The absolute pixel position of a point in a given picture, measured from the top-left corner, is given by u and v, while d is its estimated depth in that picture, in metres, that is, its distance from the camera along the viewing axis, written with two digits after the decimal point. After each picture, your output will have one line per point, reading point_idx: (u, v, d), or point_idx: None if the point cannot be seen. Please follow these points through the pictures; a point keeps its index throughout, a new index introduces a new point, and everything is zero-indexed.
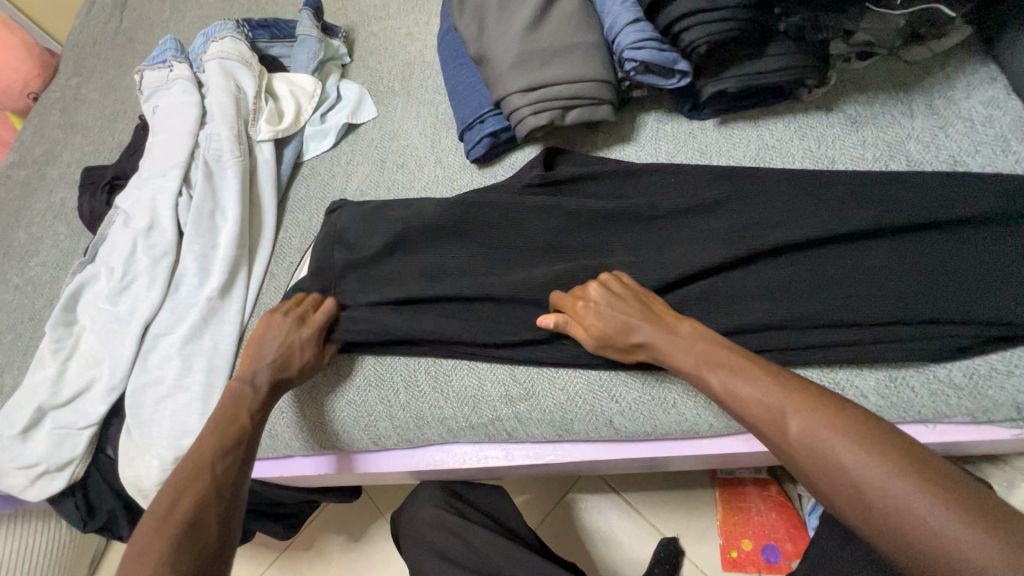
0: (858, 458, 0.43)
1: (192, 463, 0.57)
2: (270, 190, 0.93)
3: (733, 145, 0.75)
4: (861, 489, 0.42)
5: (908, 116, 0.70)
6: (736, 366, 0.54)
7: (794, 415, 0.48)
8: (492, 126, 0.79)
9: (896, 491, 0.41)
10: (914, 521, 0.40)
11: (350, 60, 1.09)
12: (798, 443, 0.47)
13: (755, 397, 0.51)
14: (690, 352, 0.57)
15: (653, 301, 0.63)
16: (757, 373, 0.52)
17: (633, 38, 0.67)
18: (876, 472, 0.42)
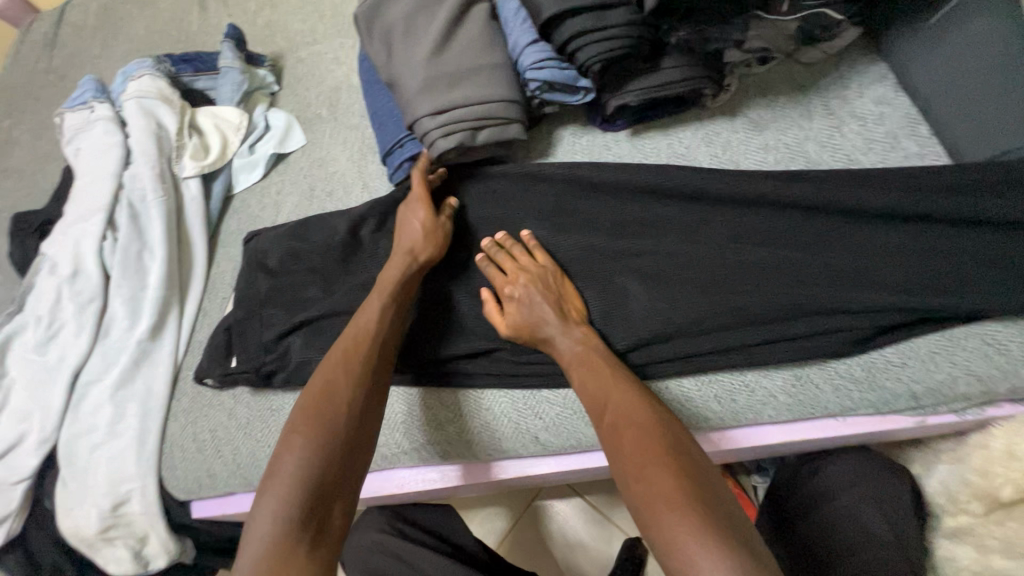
0: (659, 481, 0.47)
1: (313, 414, 0.57)
2: (199, 227, 0.93)
3: (644, 155, 0.77)
4: (651, 511, 0.46)
5: (807, 117, 0.72)
6: (591, 367, 0.59)
7: (638, 437, 0.51)
8: (410, 150, 0.80)
9: (670, 519, 0.44)
10: (675, 549, 0.43)
11: (279, 88, 1.09)
12: (626, 461, 0.50)
13: (615, 411, 0.54)
14: (571, 359, 0.61)
15: (570, 295, 0.66)
16: (631, 393, 0.55)
17: (533, 59, 0.70)
18: (666, 504, 0.45)
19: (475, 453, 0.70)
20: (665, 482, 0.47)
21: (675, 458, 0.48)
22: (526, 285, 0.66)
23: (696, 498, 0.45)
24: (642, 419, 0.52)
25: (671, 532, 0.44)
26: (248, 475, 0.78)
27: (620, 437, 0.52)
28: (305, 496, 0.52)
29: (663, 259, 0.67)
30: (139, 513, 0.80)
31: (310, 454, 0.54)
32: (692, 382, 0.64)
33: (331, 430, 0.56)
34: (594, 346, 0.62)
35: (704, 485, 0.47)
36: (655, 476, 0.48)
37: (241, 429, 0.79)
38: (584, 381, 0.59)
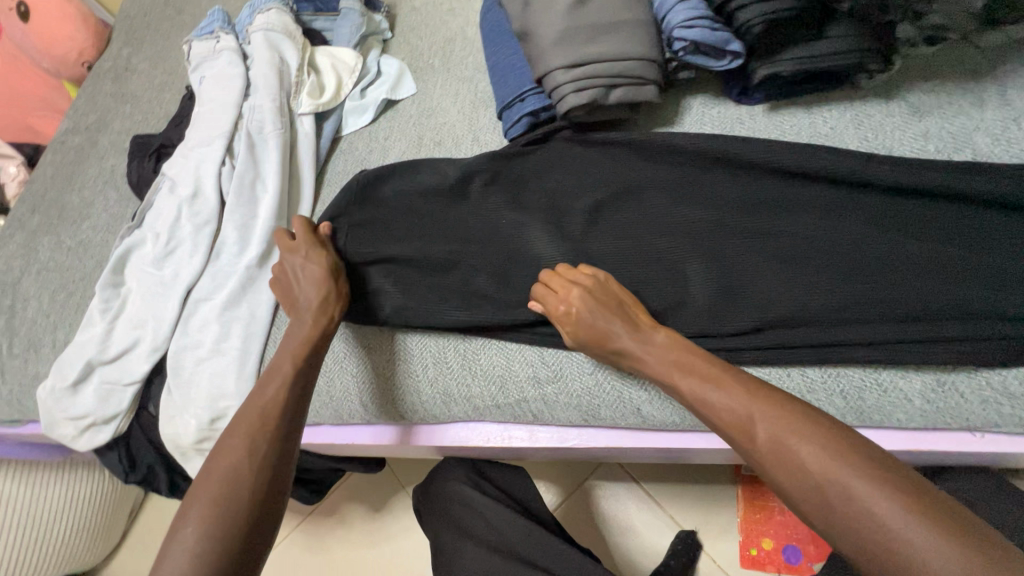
0: (875, 500, 0.42)
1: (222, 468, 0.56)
2: (308, 164, 0.94)
3: (782, 132, 0.72)
4: (883, 535, 0.41)
5: (978, 106, 0.66)
6: (707, 374, 0.56)
7: (817, 451, 0.46)
8: (532, 105, 0.78)
9: (916, 543, 0.40)
10: None
11: (391, 35, 1.09)
12: (819, 485, 0.45)
13: (773, 431, 0.49)
14: (675, 369, 0.58)
15: (629, 300, 0.64)
16: (775, 408, 0.50)
17: (683, 17, 0.66)
18: (893, 519, 0.41)
19: (474, 410, 0.74)
20: (880, 500, 0.42)
21: (872, 466, 0.44)
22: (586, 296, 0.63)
23: (920, 505, 0.42)
24: (803, 430, 0.48)
25: (920, 558, 0.39)
26: (338, 407, 0.79)
27: (788, 458, 0.47)
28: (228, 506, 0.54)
29: (798, 242, 0.63)
30: None
31: (243, 465, 0.57)
32: (817, 373, 0.61)
33: (242, 437, 0.59)
34: (689, 349, 0.59)
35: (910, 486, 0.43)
36: (865, 495, 0.43)
37: (335, 362, 0.80)
38: (710, 395, 0.54)
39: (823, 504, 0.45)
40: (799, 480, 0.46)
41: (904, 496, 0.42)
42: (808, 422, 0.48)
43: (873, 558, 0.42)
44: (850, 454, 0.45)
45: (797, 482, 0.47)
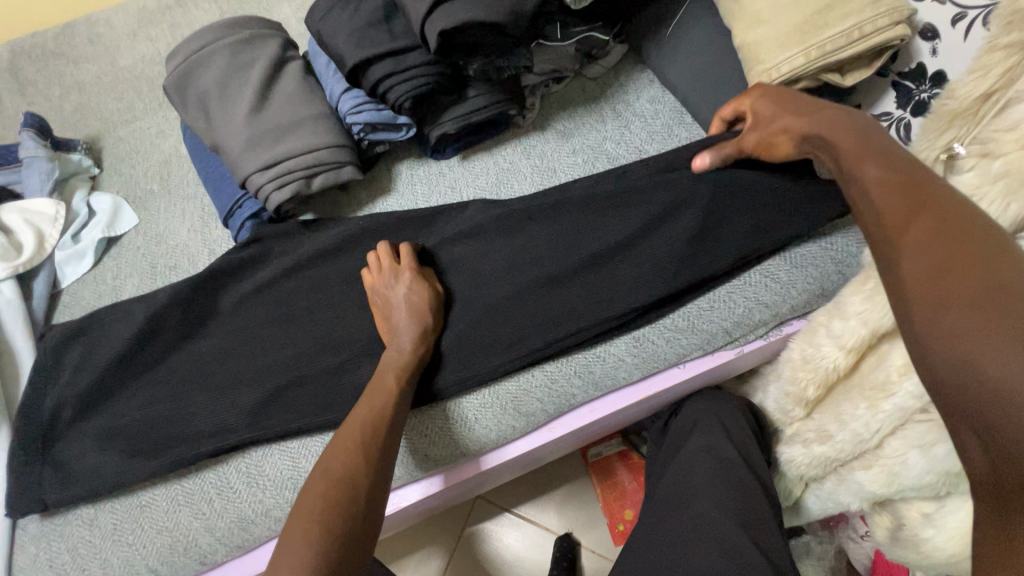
0: (985, 337, 0.37)
1: (332, 471, 0.55)
2: (22, 332, 0.84)
3: (476, 176, 0.84)
4: (973, 362, 0.37)
5: (602, 121, 0.84)
6: (874, 164, 0.48)
7: (953, 240, 0.41)
8: (250, 209, 0.80)
9: (1002, 368, 0.36)
10: (1003, 399, 0.35)
11: (99, 170, 1.03)
12: (949, 271, 0.40)
13: (938, 215, 0.43)
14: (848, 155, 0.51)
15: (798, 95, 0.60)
16: (938, 202, 0.43)
17: (351, 104, 0.75)
18: (986, 338, 0.37)
19: (276, 522, 0.70)
20: (970, 332, 0.37)
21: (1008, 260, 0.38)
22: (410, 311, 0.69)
23: (1021, 331, 0.36)
24: (934, 238, 0.42)
25: (1005, 385, 0.35)
26: None
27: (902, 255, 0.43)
28: (341, 514, 0.52)
29: (506, 261, 0.74)
30: None
31: (343, 471, 0.55)
32: (554, 365, 0.71)
33: (343, 445, 0.58)
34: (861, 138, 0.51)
35: (1013, 280, 0.37)
36: (959, 332, 0.38)
37: (108, 538, 0.71)
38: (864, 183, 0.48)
39: (908, 308, 0.42)
40: (916, 276, 0.42)
41: (1002, 330, 0.36)
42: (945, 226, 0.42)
43: (959, 391, 0.38)
44: (945, 247, 0.41)
45: (914, 274, 0.42)
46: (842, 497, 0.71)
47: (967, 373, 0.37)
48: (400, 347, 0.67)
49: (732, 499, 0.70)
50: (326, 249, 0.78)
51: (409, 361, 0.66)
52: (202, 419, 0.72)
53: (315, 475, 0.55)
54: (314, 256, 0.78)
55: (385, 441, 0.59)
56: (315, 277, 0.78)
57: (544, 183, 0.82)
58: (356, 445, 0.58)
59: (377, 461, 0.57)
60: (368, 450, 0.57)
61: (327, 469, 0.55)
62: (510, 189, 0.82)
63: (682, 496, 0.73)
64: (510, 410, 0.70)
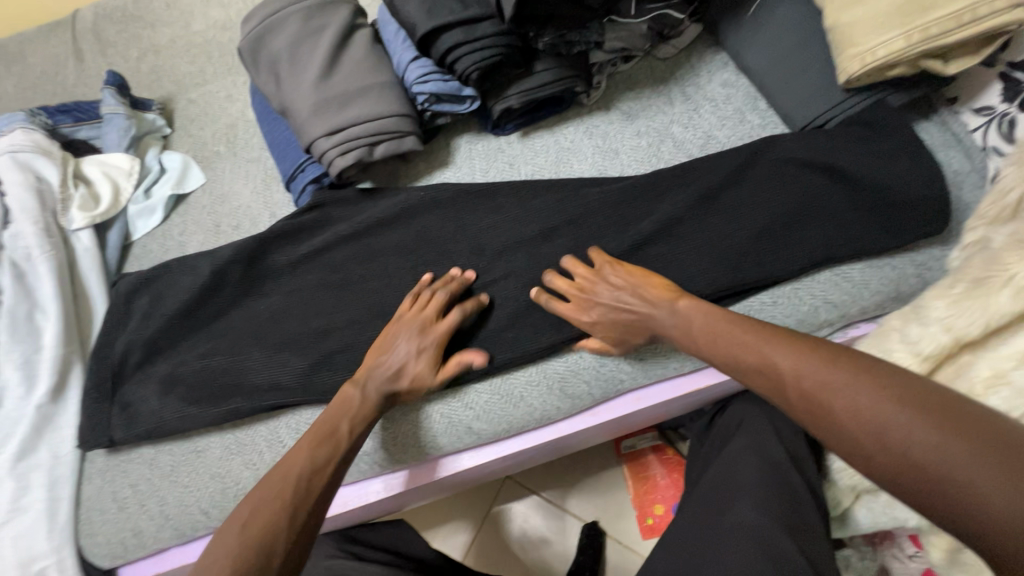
0: (913, 430, 0.42)
1: (272, 481, 0.58)
2: (96, 279, 0.88)
3: (535, 153, 0.83)
4: (917, 463, 0.41)
5: (669, 103, 0.81)
6: (767, 336, 0.55)
7: (765, 351, 0.54)
8: (313, 173, 0.82)
9: (919, 438, 0.42)
10: (945, 484, 0.40)
11: (171, 130, 1.07)
12: (824, 384, 0.48)
13: (725, 346, 0.58)
14: (699, 338, 0.60)
15: (651, 281, 0.66)
16: (804, 357, 0.51)
17: (418, 74, 0.75)
18: (904, 434, 0.42)
19: None
20: (907, 431, 0.42)
21: (840, 357, 0.49)
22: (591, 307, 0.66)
23: (935, 416, 0.42)
24: (836, 365, 0.49)
25: (957, 472, 0.39)
26: (178, 525, 0.74)
27: (822, 406, 0.48)
28: (262, 539, 0.53)
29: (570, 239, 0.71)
30: None
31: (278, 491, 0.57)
32: (604, 349, 0.70)
33: (298, 451, 0.61)
34: (713, 312, 0.61)
35: (901, 379, 0.46)
36: (898, 433, 0.43)
37: (166, 478, 0.75)
38: (773, 355, 0.53)
39: (850, 435, 0.45)
40: (842, 434, 0.46)
41: (923, 418, 0.42)
42: (835, 363, 0.49)
43: (917, 495, 0.41)
44: (859, 372, 0.47)
45: (838, 437, 0.46)
46: (899, 512, 0.67)
47: (924, 474, 0.41)
48: (393, 367, 0.66)
49: (778, 501, 0.67)
50: (384, 218, 0.79)
51: (418, 378, 0.66)
52: (257, 373, 0.74)
53: (260, 486, 0.59)
54: (374, 223, 0.79)
55: (324, 454, 0.61)
56: (372, 244, 0.79)
57: (605, 164, 0.79)
58: (319, 462, 0.60)
59: (328, 479, 0.60)
60: (313, 467, 0.60)
61: (273, 479, 0.58)
62: (570, 168, 0.81)
63: (724, 494, 0.71)
64: (556, 390, 0.69)
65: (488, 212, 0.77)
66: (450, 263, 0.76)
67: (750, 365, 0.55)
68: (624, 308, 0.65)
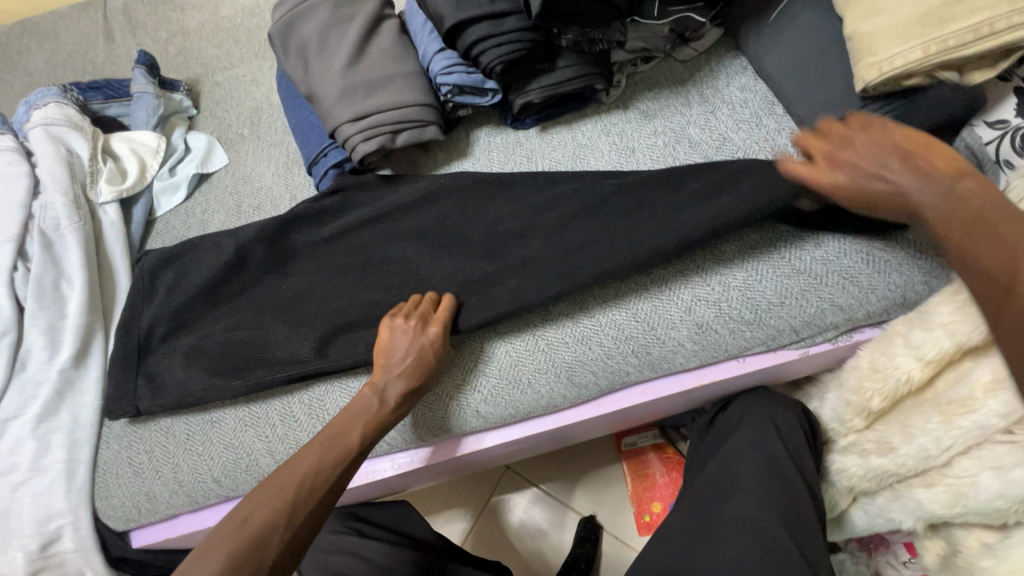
0: None
1: (288, 469, 0.61)
2: (121, 251, 0.91)
3: (552, 148, 0.84)
4: None
5: (687, 105, 0.83)
6: (994, 215, 0.47)
7: (955, 230, 0.49)
8: (335, 158, 0.84)
9: None
10: None
11: (197, 111, 1.09)
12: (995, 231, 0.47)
13: (987, 242, 0.47)
14: (960, 203, 0.49)
15: (926, 143, 0.54)
16: None
17: (443, 65, 0.77)
18: None
19: None
20: None
21: None
22: (844, 166, 0.57)
23: None
24: None
25: None
26: (191, 492, 0.76)
27: None
28: (258, 537, 0.55)
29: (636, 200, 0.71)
30: (72, 549, 0.77)
31: (286, 488, 0.59)
32: (611, 341, 0.71)
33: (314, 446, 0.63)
34: (981, 193, 0.49)
35: None
36: None
37: (181, 446, 0.77)
38: (976, 238, 0.47)
39: None
40: None
41: None
42: None
43: None
44: None
45: None
46: (895, 514, 0.69)
47: None
48: (401, 376, 0.68)
49: (776, 498, 0.68)
50: (403, 204, 0.81)
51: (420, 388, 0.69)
52: (274, 349, 0.76)
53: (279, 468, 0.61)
54: (393, 209, 0.81)
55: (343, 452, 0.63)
56: (391, 230, 0.81)
57: (621, 161, 0.81)
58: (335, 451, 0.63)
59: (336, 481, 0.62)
60: (312, 471, 0.61)
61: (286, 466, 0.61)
62: (587, 164, 0.82)
63: (724, 491, 0.72)
64: (562, 377, 0.71)
65: (505, 203, 0.79)
66: (466, 251, 0.78)
67: (986, 248, 0.47)
68: (868, 187, 0.55)
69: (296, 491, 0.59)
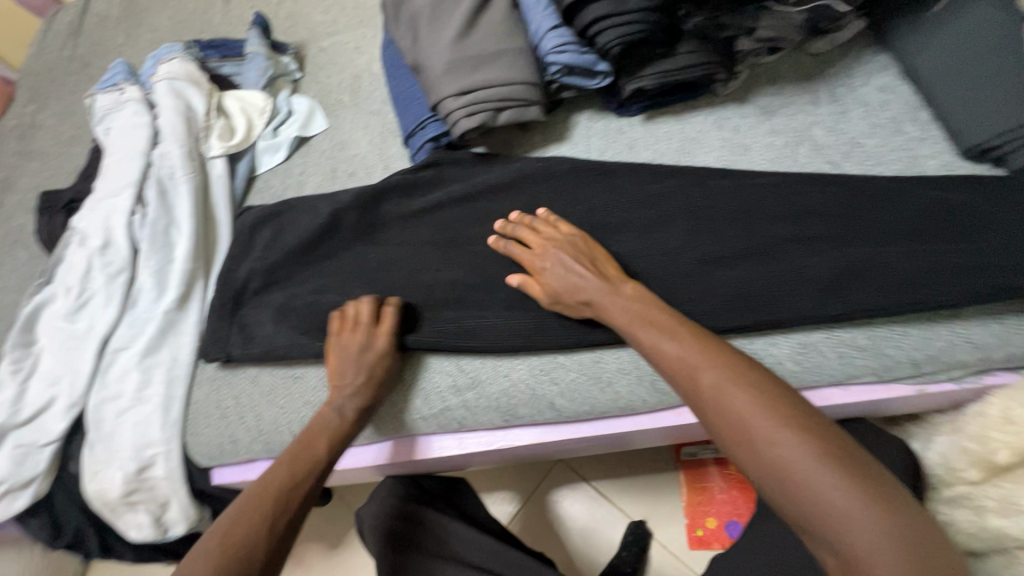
0: (825, 479, 0.42)
1: (303, 465, 0.63)
2: (224, 204, 0.96)
3: (657, 139, 0.80)
4: (830, 514, 0.41)
5: (814, 104, 0.75)
6: (729, 365, 0.51)
7: (655, 320, 0.58)
8: (433, 131, 0.83)
9: (829, 489, 0.42)
10: (841, 521, 0.41)
11: (301, 75, 1.12)
12: (749, 428, 0.46)
13: (669, 361, 0.54)
14: (645, 322, 0.58)
15: (601, 257, 0.67)
16: (758, 386, 0.48)
17: (555, 43, 0.73)
18: (832, 490, 0.42)
19: (399, 424, 0.75)
20: (817, 471, 0.43)
21: (812, 427, 0.45)
22: (550, 255, 0.68)
23: (850, 470, 0.43)
24: (747, 376, 0.49)
25: (858, 539, 0.40)
26: (269, 440, 0.80)
27: (749, 438, 0.46)
28: (246, 539, 0.54)
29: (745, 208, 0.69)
30: (162, 477, 0.83)
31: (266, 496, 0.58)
32: None
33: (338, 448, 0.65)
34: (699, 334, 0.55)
35: (853, 458, 0.43)
36: (816, 477, 0.43)
37: (266, 396, 0.81)
38: (668, 347, 0.55)
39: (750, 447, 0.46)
40: (764, 464, 0.45)
41: (842, 464, 0.43)
42: (756, 376, 0.49)
43: (803, 519, 0.43)
44: (782, 415, 0.46)
45: (762, 465, 0.45)
46: None
47: (826, 513, 0.41)
48: (355, 386, 0.69)
49: None
50: (497, 184, 0.80)
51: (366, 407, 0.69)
52: (357, 316, 0.78)
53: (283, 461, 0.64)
54: (485, 189, 0.80)
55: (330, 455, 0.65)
56: (481, 210, 0.80)
57: (732, 159, 0.75)
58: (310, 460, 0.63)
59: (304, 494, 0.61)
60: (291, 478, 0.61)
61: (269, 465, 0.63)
62: (693, 158, 0.77)
63: None
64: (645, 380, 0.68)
65: (602, 193, 0.76)
66: None
67: (679, 372, 0.53)
68: (572, 273, 0.65)
69: (285, 501, 0.59)
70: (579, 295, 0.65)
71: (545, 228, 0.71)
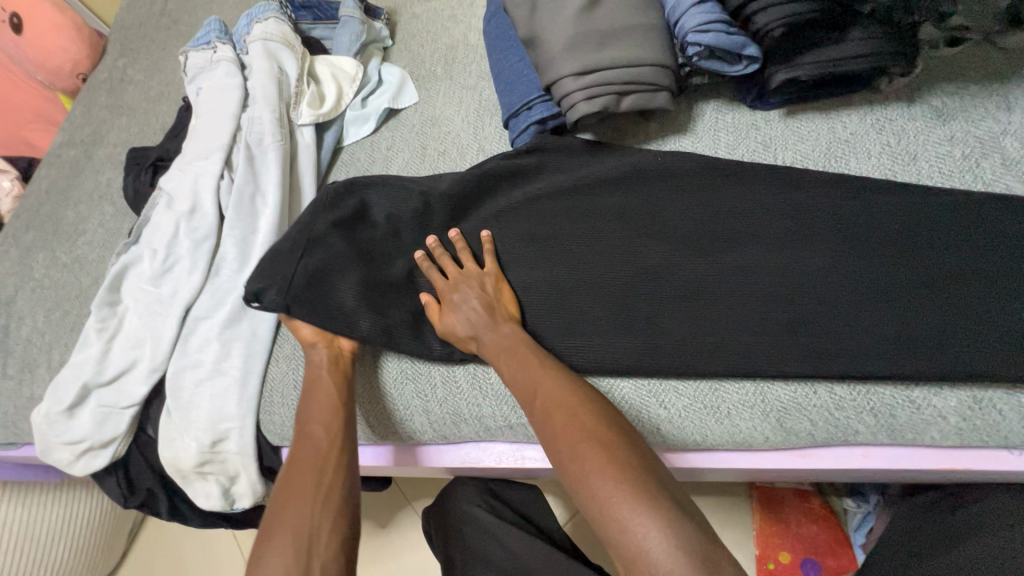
0: (611, 488, 0.46)
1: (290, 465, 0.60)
2: (310, 176, 0.92)
3: (799, 138, 0.69)
4: (614, 519, 0.45)
5: (1005, 110, 0.63)
6: (555, 388, 0.56)
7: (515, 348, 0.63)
8: (541, 113, 0.75)
9: (613, 495, 0.45)
10: (621, 525, 0.44)
11: (392, 43, 1.06)
12: (562, 442, 0.51)
13: (519, 377, 0.60)
14: (501, 351, 0.63)
15: (503, 295, 0.69)
16: (573, 409, 0.53)
17: (698, 20, 0.63)
18: (607, 486, 0.46)
19: (483, 428, 0.71)
20: (608, 480, 0.46)
21: (615, 441, 0.50)
22: (458, 290, 0.69)
23: (637, 479, 0.46)
24: (577, 401, 0.54)
25: (639, 541, 0.43)
26: None
27: (560, 440, 0.51)
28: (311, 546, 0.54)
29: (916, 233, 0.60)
30: (234, 452, 0.80)
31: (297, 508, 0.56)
32: (848, 390, 0.58)
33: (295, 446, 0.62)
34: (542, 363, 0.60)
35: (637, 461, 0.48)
36: (605, 484, 0.46)
37: None
38: (516, 371, 0.60)
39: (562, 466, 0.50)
40: (570, 477, 0.49)
41: (626, 469, 0.47)
42: (581, 400, 0.55)
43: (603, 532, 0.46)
44: (589, 428, 0.51)
45: (569, 480, 0.49)
46: None
47: (611, 523, 0.45)
48: None
49: None
50: (610, 176, 0.72)
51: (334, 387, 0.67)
52: None
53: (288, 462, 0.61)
54: (596, 181, 0.72)
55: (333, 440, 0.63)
56: (590, 206, 0.72)
57: (894, 169, 0.64)
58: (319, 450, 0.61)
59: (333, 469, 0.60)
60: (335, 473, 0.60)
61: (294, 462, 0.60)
62: (845, 163, 0.66)
63: None
64: (772, 417, 0.60)
65: (734, 197, 0.67)
66: (676, 244, 0.67)
67: (528, 394, 0.58)
68: (473, 305, 0.67)
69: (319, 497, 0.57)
70: (468, 329, 0.66)
71: (466, 263, 0.71)
